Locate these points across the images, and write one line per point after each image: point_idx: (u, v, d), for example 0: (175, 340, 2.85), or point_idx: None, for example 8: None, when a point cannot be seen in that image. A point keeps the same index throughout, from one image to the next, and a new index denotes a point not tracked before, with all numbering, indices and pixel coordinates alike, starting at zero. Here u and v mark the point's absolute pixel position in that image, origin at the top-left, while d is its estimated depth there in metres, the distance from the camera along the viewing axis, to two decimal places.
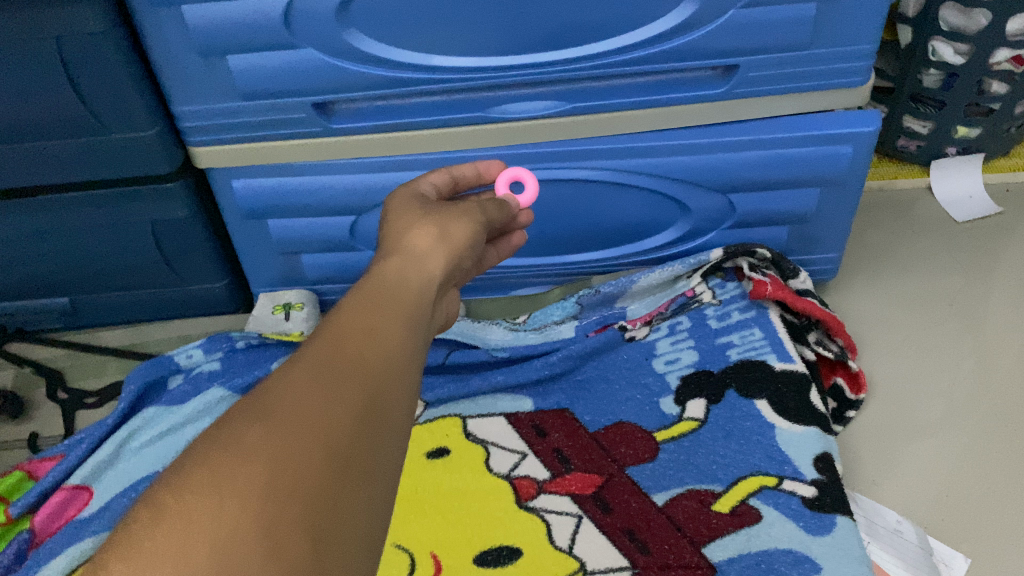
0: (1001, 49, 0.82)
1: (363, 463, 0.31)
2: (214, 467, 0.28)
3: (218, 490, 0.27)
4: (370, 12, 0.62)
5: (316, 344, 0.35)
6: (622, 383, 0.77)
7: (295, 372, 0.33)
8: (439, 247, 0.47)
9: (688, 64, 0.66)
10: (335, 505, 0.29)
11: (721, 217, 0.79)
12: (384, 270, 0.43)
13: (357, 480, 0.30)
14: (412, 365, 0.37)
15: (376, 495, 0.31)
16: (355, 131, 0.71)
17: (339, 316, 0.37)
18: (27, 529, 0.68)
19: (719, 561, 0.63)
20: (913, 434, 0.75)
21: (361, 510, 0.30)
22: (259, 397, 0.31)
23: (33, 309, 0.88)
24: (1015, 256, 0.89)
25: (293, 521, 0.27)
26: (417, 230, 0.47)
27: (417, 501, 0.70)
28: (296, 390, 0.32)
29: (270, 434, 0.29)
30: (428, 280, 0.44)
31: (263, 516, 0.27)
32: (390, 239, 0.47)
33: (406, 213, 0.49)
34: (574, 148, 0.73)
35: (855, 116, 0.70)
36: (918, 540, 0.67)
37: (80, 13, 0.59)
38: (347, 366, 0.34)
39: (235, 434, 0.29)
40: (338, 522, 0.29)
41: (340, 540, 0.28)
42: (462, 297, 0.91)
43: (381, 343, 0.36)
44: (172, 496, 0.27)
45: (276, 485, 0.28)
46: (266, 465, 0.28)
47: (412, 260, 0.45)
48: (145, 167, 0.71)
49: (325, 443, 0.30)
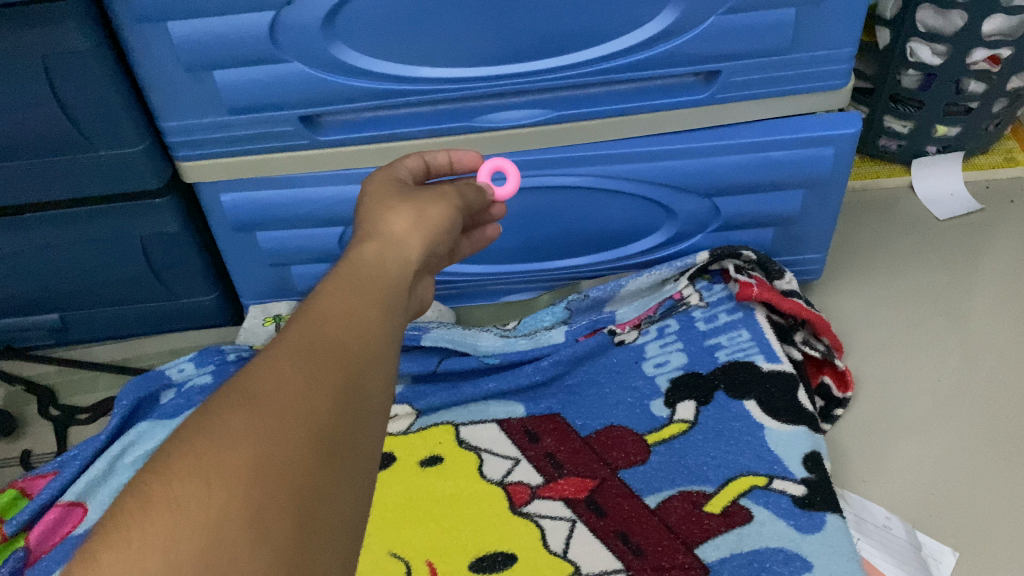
0: (978, 49, 0.84)
1: (344, 448, 0.32)
2: (199, 454, 0.28)
3: (205, 478, 0.28)
4: (355, 25, 0.62)
5: (295, 327, 0.35)
6: (613, 386, 0.78)
7: (276, 355, 0.33)
8: (417, 231, 0.47)
9: (670, 71, 0.67)
10: (319, 492, 0.30)
11: (707, 219, 0.80)
12: (362, 254, 0.43)
13: (339, 465, 0.31)
14: (390, 348, 0.38)
15: (357, 479, 0.32)
16: (342, 141, 0.71)
17: (317, 301, 0.37)
18: (22, 547, 0.68)
19: (712, 561, 0.64)
20: (899, 429, 0.76)
21: (344, 496, 0.31)
22: (239, 382, 0.32)
23: (24, 326, 0.88)
24: (997, 253, 0.91)
25: (280, 508, 0.28)
26: (394, 213, 0.47)
27: (412, 509, 0.70)
28: (279, 374, 0.32)
29: (254, 419, 0.30)
30: (405, 265, 0.44)
31: (251, 503, 0.28)
32: (368, 221, 0.47)
33: (382, 197, 0.49)
34: (560, 156, 0.73)
35: (836, 118, 0.71)
36: (907, 536, 0.68)
37: (67, 31, 0.60)
38: (327, 349, 0.34)
39: (219, 419, 0.30)
40: (323, 508, 0.29)
41: (324, 526, 0.29)
42: (452, 304, 0.92)
43: (360, 326, 0.37)
44: (158, 484, 0.27)
45: (263, 472, 0.28)
46: (251, 451, 0.29)
47: (389, 245, 0.45)
48: (135, 183, 0.71)
49: (309, 429, 0.31)
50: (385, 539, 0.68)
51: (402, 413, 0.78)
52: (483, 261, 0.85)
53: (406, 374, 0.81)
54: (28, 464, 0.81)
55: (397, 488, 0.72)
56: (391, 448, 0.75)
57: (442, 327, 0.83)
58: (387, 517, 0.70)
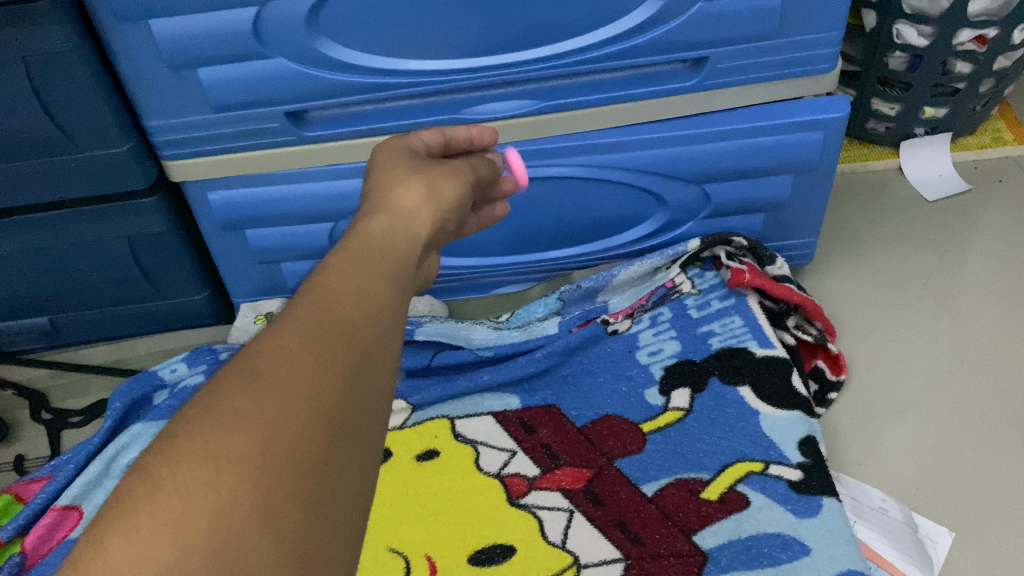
0: (963, 29, 0.84)
1: (352, 429, 0.31)
2: (207, 437, 0.28)
3: (212, 462, 0.27)
4: (337, 20, 0.62)
5: (302, 303, 0.35)
6: (608, 376, 0.78)
7: (284, 332, 0.32)
8: (427, 206, 0.47)
9: (658, 58, 0.67)
10: (326, 476, 0.29)
11: (698, 207, 0.80)
12: (371, 228, 0.43)
13: (347, 446, 0.31)
14: (397, 326, 0.37)
15: (364, 460, 0.31)
16: (329, 137, 0.71)
17: (324, 276, 0.37)
18: (18, 552, 0.67)
19: (710, 547, 0.64)
20: (894, 409, 0.77)
21: (351, 479, 0.30)
22: (247, 360, 0.31)
23: (12, 329, 0.87)
24: (987, 231, 0.91)
25: (289, 491, 0.28)
26: (405, 187, 0.47)
27: (409, 504, 0.70)
28: (287, 353, 0.31)
29: (262, 401, 0.29)
30: (414, 240, 0.44)
31: (259, 489, 0.27)
32: (377, 194, 0.47)
33: (393, 169, 0.49)
34: (549, 146, 0.73)
35: (826, 103, 0.71)
36: (904, 517, 0.69)
37: (47, 32, 0.59)
38: (336, 326, 0.34)
39: (226, 400, 0.29)
40: (331, 494, 0.29)
41: (332, 509, 0.29)
42: (444, 298, 0.91)
43: (370, 303, 0.36)
44: (165, 468, 0.27)
45: (272, 456, 0.28)
46: (259, 435, 0.28)
47: (399, 219, 0.45)
48: (122, 183, 0.71)
49: (318, 410, 0.30)
50: (384, 534, 0.68)
51: (397, 408, 0.78)
52: (473, 254, 0.85)
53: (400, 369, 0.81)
54: (21, 469, 0.80)
55: (395, 483, 0.72)
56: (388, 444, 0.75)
57: (435, 321, 0.83)
58: (386, 513, 0.70)
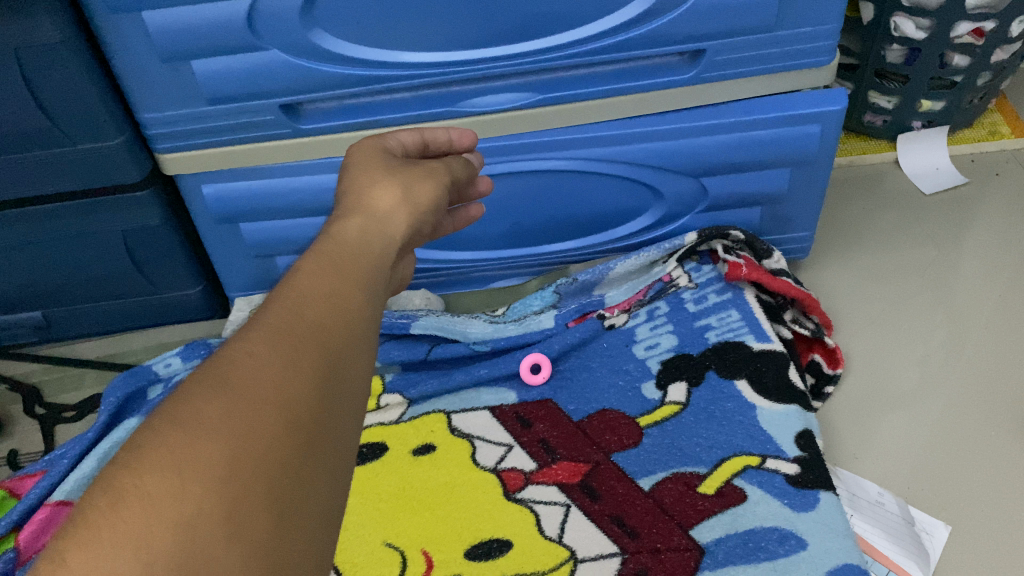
0: (962, 22, 0.83)
1: (322, 435, 0.31)
2: (172, 446, 0.27)
3: (177, 472, 0.27)
4: (335, 11, 0.61)
5: (273, 309, 0.34)
6: (605, 370, 0.77)
7: (252, 339, 0.32)
8: (402, 207, 0.46)
9: (655, 50, 0.66)
10: (296, 483, 0.29)
11: (695, 200, 0.80)
12: (345, 230, 0.42)
13: (317, 452, 0.30)
14: (371, 330, 0.37)
15: (335, 466, 0.31)
16: (324, 130, 0.70)
17: (295, 280, 0.36)
18: (13, 548, 0.66)
19: (707, 542, 0.64)
20: (888, 405, 0.77)
21: (322, 486, 0.30)
22: (215, 368, 0.31)
23: (5, 325, 0.86)
24: (983, 224, 0.91)
25: (257, 499, 0.27)
26: (380, 188, 0.46)
27: (405, 499, 0.70)
28: (257, 360, 0.31)
29: (229, 409, 0.29)
30: (390, 243, 0.44)
31: (225, 498, 0.27)
32: (353, 194, 0.46)
33: (368, 169, 0.48)
34: (546, 139, 0.73)
35: (823, 95, 0.71)
36: (900, 511, 0.69)
37: (38, 22, 0.58)
38: (307, 331, 0.33)
39: (193, 408, 0.29)
40: (300, 501, 0.29)
41: (303, 515, 0.29)
42: (440, 292, 0.91)
43: (342, 307, 0.36)
44: (128, 479, 0.26)
45: (239, 464, 0.28)
46: (225, 443, 0.28)
47: (374, 220, 0.44)
48: (115, 176, 0.70)
49: (287, 416, 0.30)
50: (380, 529, 0.68)
51: (393, 403, 0.77)
52: (469, 247, 0.84)
53: (396, 364, 0.80)
54: (15, 464, 0.80)
55: (391, 478, 0.72)
56: (383, 439, 0.75)
57: (431, 314, 0.82)
58: (382, 508, 0.70)
